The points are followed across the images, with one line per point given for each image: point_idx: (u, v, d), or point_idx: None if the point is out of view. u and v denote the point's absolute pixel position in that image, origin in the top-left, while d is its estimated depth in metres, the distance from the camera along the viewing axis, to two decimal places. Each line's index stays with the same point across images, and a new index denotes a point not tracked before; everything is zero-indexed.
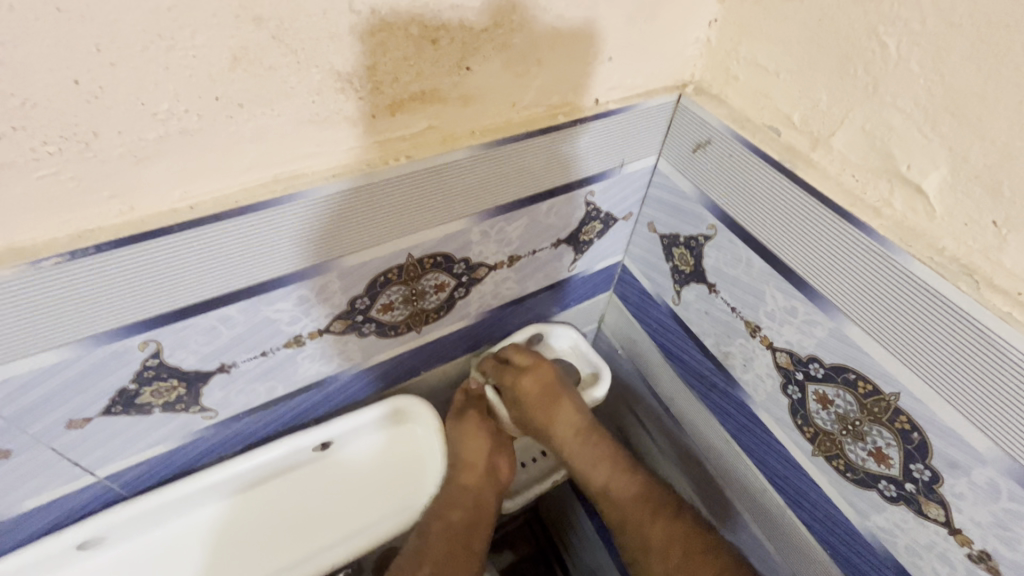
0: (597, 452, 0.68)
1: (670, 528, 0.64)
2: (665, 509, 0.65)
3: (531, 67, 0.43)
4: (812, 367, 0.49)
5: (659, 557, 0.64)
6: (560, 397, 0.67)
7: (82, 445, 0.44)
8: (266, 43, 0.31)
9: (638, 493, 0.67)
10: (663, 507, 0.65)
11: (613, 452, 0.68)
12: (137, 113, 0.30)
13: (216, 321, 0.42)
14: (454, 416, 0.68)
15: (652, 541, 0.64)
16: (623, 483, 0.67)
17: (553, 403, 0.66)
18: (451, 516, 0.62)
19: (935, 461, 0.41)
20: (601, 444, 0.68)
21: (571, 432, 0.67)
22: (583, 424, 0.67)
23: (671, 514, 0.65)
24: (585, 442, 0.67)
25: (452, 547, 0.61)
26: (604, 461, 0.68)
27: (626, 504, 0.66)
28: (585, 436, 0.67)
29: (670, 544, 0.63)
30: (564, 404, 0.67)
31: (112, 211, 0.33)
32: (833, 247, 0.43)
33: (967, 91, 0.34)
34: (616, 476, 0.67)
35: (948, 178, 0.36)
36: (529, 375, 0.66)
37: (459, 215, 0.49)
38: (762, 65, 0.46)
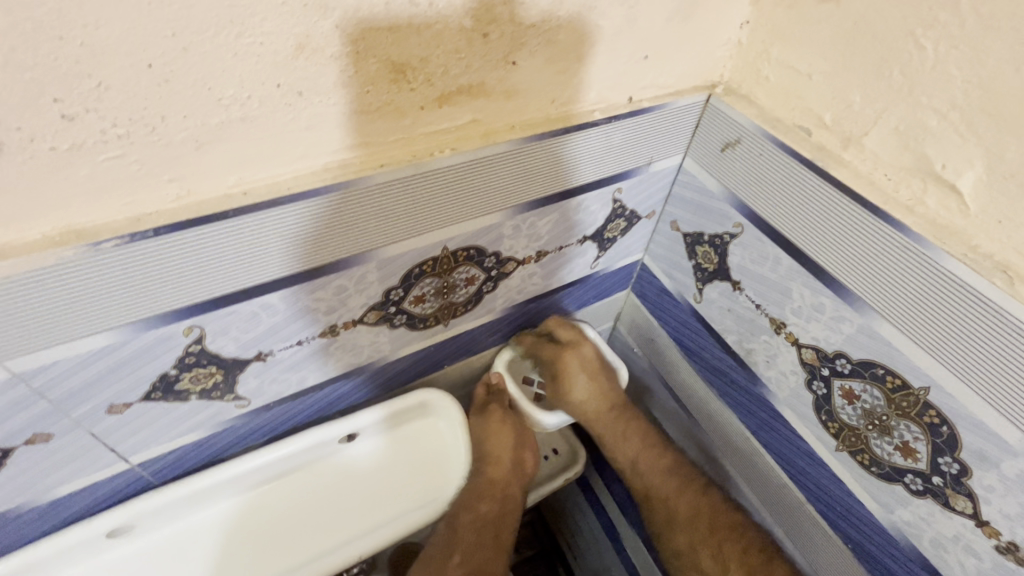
0: (629, 428, 0.73)
1: (700, 500, 0.68)
2: (695, 482, 0.69)
3: (572, 63, 0.44)
4: (839, 362, 0.50)
5: (684, 529, 0.68)
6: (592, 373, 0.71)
7: (120, 431, 0.45)
8: (328, 32, 0.32)
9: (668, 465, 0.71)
10: (695, 480, 0.69)
11: (645, 428, 0.73)
12: (201, 98, 0.31)
13: (259, 308, 0.43)
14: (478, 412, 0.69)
15: (679, 510, 0.68)
16: (652, 459, 0.71)
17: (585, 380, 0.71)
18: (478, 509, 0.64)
19: (964, 454, 0.42)
20: (634, 421, 0.73)
21: (601, 406, 0.72)
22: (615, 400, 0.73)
23: (699, 490, 0.68)
24: (615, 416, 0.72)
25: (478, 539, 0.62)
26: (637, 435, 0.73)
27: (654, 476, 0.71)
28: (618, 411, 0.73)
29: (698, 511, 0.67)
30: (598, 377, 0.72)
31: (170, 195, 0.34)
32: (865, 244, 0.44)
33: (1006, 93, 0.35)
34: (646, 451, 0.72)
35: (983, 177, 0.37)
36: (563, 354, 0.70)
37: (494, 208, 0.50)
38: (794, 66, 0.47)
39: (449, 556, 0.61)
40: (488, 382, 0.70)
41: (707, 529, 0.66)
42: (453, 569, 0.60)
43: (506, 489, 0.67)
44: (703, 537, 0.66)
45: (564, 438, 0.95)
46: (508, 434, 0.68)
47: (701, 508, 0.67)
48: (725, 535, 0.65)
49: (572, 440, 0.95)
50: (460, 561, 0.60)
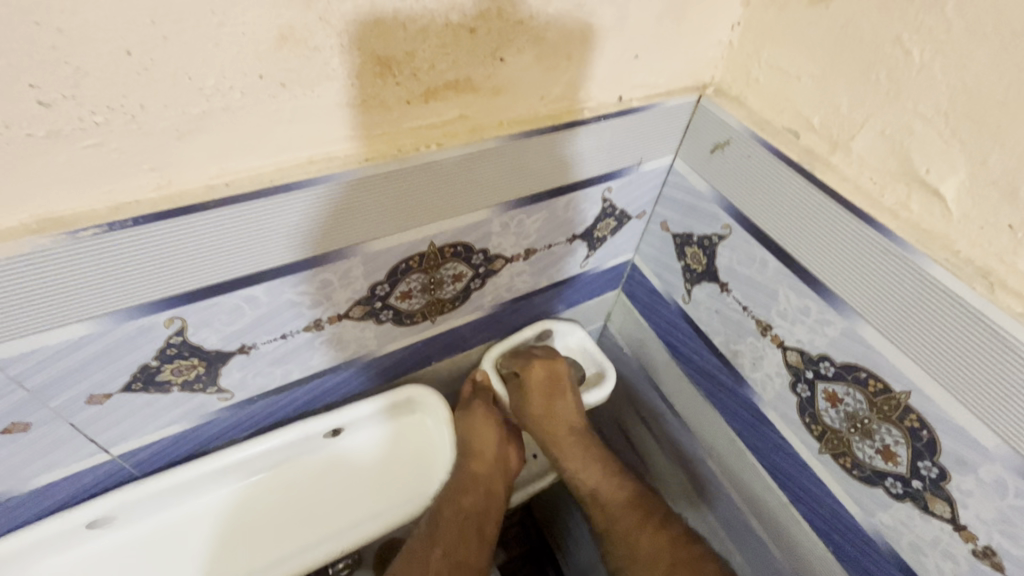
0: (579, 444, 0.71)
1: (657, 537, 0.65)
2: (653, 517, 0.67)
3: (561, 61, 0.44)
4: (823, 365, 0.50)
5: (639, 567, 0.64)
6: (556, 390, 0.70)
7: (100, 422, 0.44)
8: (312, 23, 0.32)
9: (626, 498, 0.69)
10: (655, 512, 0.68)
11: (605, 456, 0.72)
12: (183, 87, 0.31)
13: (242, 300, 0.43)
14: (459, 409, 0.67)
15: (641, 549, 0.65)
16: (611, 485, 0.70)
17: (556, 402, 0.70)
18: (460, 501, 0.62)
19: (943, 458, 0.42)
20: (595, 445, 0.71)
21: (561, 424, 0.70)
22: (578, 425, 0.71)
23: (655, 527, 0.66)
24: (577, 438, 0.71)
25: (461, 533, 0.60)
26: (597, 461, 0.71)
27: (617, 504, 0.69)
28: (579, 435, 0.71)
29: (659, 554, 0.64)
30: (574, 398, 0.71)
31: (150, 184, 0.33)
32: (849, 247, 0.45)
33: (989, 99, 0.35)
34: (606, 479, 0.70)
35: (966, 183, 0.38)
36: (540, 363, 0.69)
37: (482, 205, 0.50)
38: (783, 69, 0.47)
39: (422, 552, 0.58)
40: (474, 378, 0.70)
41: (666, 571, 0.62)
42: (436, 561, 0.57)
43: (489, 484, 0.66)
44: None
45: None
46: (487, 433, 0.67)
47: (661, 550, 0.64)
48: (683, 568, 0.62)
49: None
50: (437, 554, 0.58)
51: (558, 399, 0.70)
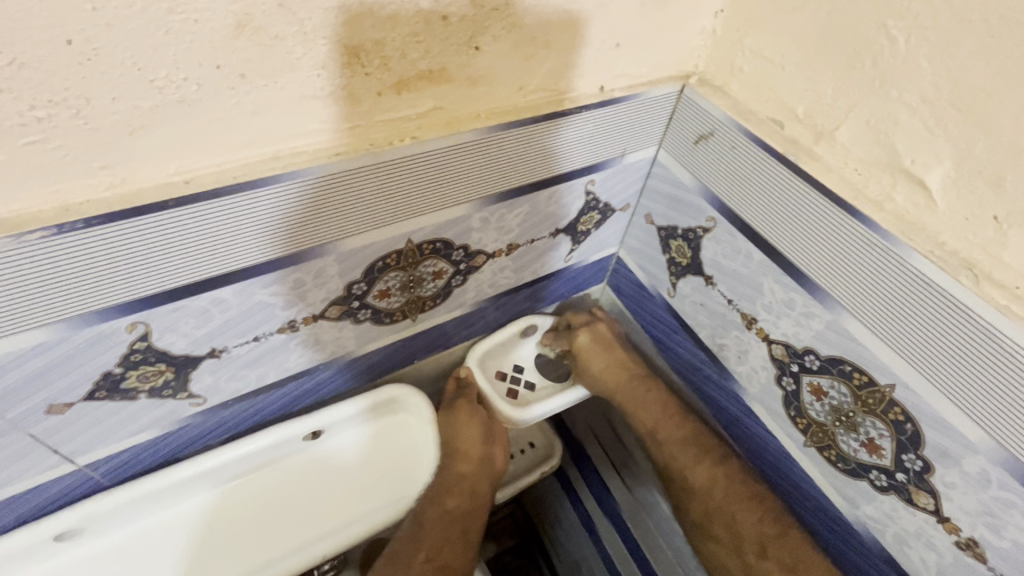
0: (649, 399, 0.68)
1: (715, 469, 0.61)
2: (711, 450, 0.63)
3: (540, 49, 0.42)
4: (808, 359, 0.50)
5: (699, 498, 0.62)
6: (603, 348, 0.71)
7: (62, 432, 0.42)
8: (272, 10, 0.30)
9: (686, 436, 0.65)
10: (711, 449, 0.63)
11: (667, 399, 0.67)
12: (133, 79, 0.28)
13: (209, 303, 0.41)
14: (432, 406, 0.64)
15: (695, 482, 0.62)
16: (669, 426, 0.66)
17: (597, 358, 0.71)
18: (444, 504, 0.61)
19: (927, 451, 0.42)
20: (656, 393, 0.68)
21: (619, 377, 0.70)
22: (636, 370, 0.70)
23: (716, 457, 0.62)
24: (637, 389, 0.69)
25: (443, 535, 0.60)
26: (657, 407, 0.67)
27: (676, 434, 0.65)
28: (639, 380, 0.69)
29: (712, 483, 0.61)
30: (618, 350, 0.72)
31: (102, 182, 0.31)
32: (833, 240, 0.44)
33: (974, 87, 0.34)
34: (663, 421, 0.66)
35: (951, 173, 0.37)
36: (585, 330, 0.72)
37: (460, 200, 0.48)
38: (767, 58, 0.45)
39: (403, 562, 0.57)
40: (458, 376, 0.69)
41: (718, 501, 0.60)
42: (419, 567, 0.57)
43: (474, 485, 0.65)
44: (716, 504, 0.60)
45: (541, 432, 0.95)
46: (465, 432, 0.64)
47: (716, 476, 0.61)
48: (739, 500, 0.59)
49: (549, 435, 0.95)
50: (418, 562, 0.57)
51: (592, 357, 0.71)
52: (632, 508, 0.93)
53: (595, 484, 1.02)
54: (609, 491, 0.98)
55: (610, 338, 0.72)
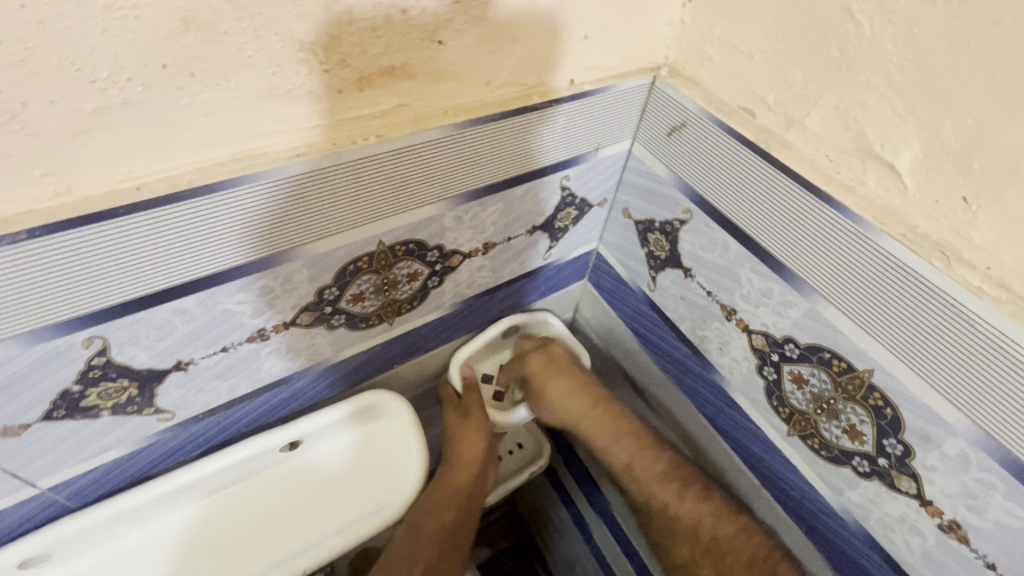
0: (622, 428, 0.68)
1: (700, 507, 0.61)
2: (694, 486, 0.62)
3: (506, 43, 0.41)
4: (788, 347, 0.50)
5: (686, 537, 0.61)
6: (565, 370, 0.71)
7: (20, 455, 0.40)
8: (217, 5, 0.28)
9: (663, 471, 0.64)
10: (693, 481, 0.63)
11: (638, 427, 0.67)
12: (71, 79, 0.27)
13: (171, 314, 0.39)
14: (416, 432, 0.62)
15: (679, 520, 0.62)
16: (645, 460, 0.65)
17: (557, 383, 0.71)
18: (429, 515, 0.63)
19: (907, 435, 0.42)
20: (623, 417, 0.68)
21: (584, 406, 0.70)
22: (597, 393, 0.70)
23: (699, 497, 0.61)
24: (603, 415, 0.69)
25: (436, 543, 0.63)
26: (629, 435, 0.67)
27: (654, 471, 0.65)
28: (602, 407, 0.69)
29: (700, 523, 0.60)
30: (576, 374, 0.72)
31: (46, 191, 0.30)
32: (808, 227, 0.44)
33: (938, 69, 0.34)
34: (640, 453, 0.66)
35: (920, 156, 0.37)
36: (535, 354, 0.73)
37: (430, 200, 0.47)
38: (736, 46, 0.45)
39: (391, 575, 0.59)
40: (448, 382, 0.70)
41: (709, 541, 0.59)
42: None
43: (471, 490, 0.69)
44: (706, 545, 0.60)
45: (529, 432, 0.94)
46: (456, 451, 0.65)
47: (703, 515, 0.60)
48: (727, 542, 0.59)
49: (537, 436, 0.94)
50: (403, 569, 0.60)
51: (550, 382, 0.71)
52: (623, 505, 0.92)
53: (586, 482, 1.01)
54: (599, 488, 0.98)
55: (567, 363, 0.72)
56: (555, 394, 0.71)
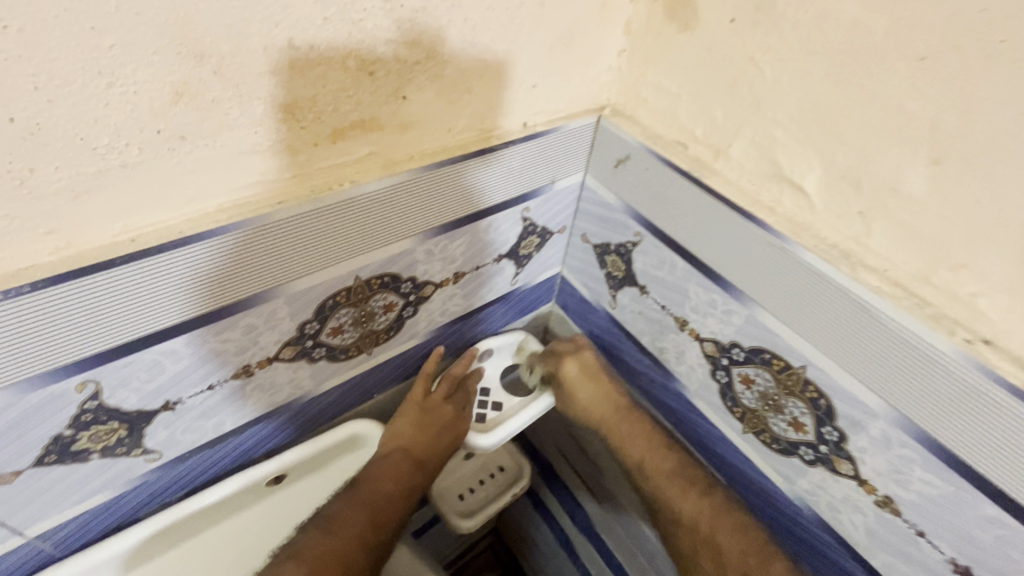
0: (635, 428, 0.66)
1: (701, 503, 0.60)
2: (699, 482, 0.61)
3: (463, 94, 0.47)
4: (735, 351, 0.55)
5: (686, 533, 0.60)
6: (591, 376, 0.70)
7: (9, 503, 0.41)
8: (206, 77, 0.32)
9: (672, 467, 0.63)
10: (696, 480, 0.61)
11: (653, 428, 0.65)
12: (75, 148, 0.30)
13: (160, 355, 0.42)
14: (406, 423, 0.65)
15: (680, 514, 0.60)
16: (657, 455, 0.64)
17: (583, 387, 0.70)
18: (385, 516, 0.58)
19: (840, 422, 0.48)
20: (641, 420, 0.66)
21: (607, 408, 0.68)
22: (622, 400, 0.68)
23: (702, 491, 0.60)
24: (625, 417, 0.67)
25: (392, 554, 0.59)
26: (643, 436, 0.65)
27: (664, 467, 0.63)
28: (626, 410, 0.67)
29: (700, 518, 0.59)
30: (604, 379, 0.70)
31: (48, 248, 0.33)
32: (739, 243, 0.50)
33: (827, 106, 0.41)
34: (651, 450, 0.64)
35: (822, 179, 0.43)
36: (571, 360, 0.71)
37: (401, 236, 0.51)
38: (667, 89, 0.52)
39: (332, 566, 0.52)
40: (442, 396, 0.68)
41: (705, 535, 0.58)
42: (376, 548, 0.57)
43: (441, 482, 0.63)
44: (700, 538, 0.59)
45: (507, 454, 0.97)
46: (441, 429, 0.66)
47: (703, 512, 0.59)
48: (726, 532, 0.58)
49: (517, 457, 0.96)
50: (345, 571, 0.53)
51: (580, 388, 0.70)
52: (603, 519, 0.94)
53: (567, 501, 1.03)
54: (580, 504, 1.00)
55: (600, 369, 0.70)
56: (583, 398, 0.70)
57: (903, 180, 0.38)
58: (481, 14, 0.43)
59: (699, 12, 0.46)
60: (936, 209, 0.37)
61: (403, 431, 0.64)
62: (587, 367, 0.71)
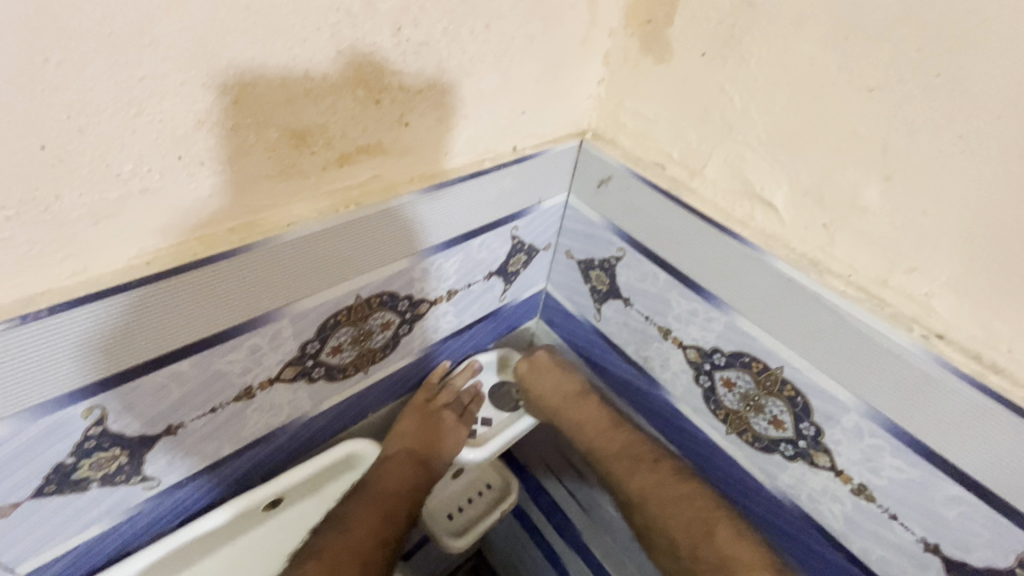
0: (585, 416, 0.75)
1: (645, 477, 0.69)
2: (645, 458, 0.70)
3: (460, 120, 0.49)
4: (716, 356, 0.59)
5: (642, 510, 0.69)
6: (540, 372, 0.78)
7: (3, 538, 0.40)
8: (227, 107, 0.34)
9: (619, 446, 0.72)
10: (643, 457, 0.70)
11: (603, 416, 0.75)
12: (100, 174, 0.31)
13: (166, 378, 0.42)
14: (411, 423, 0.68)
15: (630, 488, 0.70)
16: (612, 440, 0.73)
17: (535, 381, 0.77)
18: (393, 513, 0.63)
19: (817, 417, 0.51)
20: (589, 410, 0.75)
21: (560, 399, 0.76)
22: (572, 391, 0.76)
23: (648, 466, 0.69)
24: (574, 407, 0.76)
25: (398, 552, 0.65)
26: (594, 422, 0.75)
27: (612, 448, 0.73)
28: (575, 401, 0.76)
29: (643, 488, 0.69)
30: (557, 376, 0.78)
31: (65, 272, 0.33)
32: (717, 255, 0.54)
33: (791, 131, 0.45)
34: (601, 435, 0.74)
35: (789, 195, 0.48)
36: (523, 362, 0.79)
37: (400, 255, 0.53)
38: (645, 115, 0.56)
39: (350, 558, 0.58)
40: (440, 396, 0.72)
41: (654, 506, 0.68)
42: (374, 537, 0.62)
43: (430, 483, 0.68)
44: (654, 510, 0.68)
45: (497, 472, 0.97)
46: (439, 433, 0.70)
47: (650, 486, 0.68)
48: (672, 502, 0.66)
49: (505, 474, 0.97)
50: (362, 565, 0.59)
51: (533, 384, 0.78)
52: (591, 530, 0.96)
53: (554, 516, 1.04)
54: (566, 517, 1.01)
55: (550, 367, 0.78)
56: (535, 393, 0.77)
57: (861, 195, 0.43)
58: (477, 47, 0.46)
59: (673, 47, 0.51)
60: (890, 220, 0.42)
61: (406, 431, 0.68)
62: (538, 366, 0.78)
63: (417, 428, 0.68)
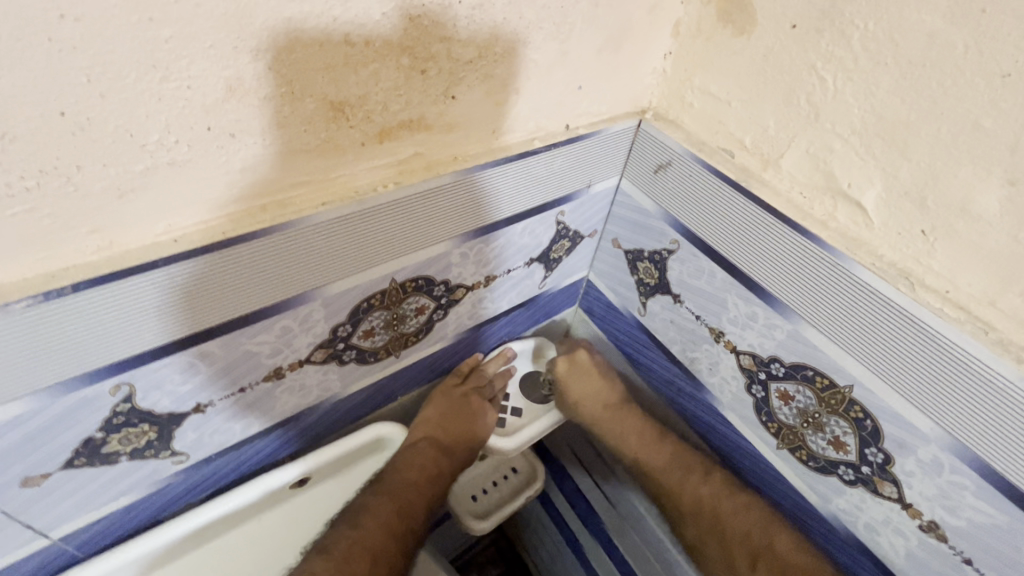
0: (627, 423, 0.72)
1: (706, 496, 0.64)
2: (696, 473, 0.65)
3: (511, 95, 0.45)
4: (774, 366, 0.54)
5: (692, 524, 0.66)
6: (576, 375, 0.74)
7: (38, 504, 0.41)
8: (261, 73, 0.31)
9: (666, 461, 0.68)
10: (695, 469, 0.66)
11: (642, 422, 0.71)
12: (125, 146, 0.29)
13: (194, 357, 0.40)
14: (438, 413, 0.67)
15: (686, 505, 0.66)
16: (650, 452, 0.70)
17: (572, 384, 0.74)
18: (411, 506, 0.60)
19: (886, 444, 0.47)
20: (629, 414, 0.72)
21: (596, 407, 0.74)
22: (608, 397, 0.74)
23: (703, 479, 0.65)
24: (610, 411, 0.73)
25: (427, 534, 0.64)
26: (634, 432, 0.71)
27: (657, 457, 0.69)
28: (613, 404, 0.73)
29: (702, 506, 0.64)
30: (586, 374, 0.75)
31: (90, 247, 0.31)
32: (788, 257, 0.48)
33: (894, 119, 0.39)
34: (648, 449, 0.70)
35: (882, 195, 0.42)
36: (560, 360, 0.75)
37: (439, 238, 0.50)
38: (714, 94, 0.50)
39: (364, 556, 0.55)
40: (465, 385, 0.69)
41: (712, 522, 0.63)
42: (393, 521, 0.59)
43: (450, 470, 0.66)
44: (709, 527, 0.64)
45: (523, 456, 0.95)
46: (467, 420, 0.67)
47: (702, 500, 0.64)
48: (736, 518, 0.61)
49: (531, 458, 0.95)
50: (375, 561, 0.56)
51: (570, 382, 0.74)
52: (616, 521, 0.93)
53: (578, 505, 1.02)
54: (592, 508, 0.98)
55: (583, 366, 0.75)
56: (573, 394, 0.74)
57: (976, 201, 0.37)
58: (536, 12, 0.41)
59: (756, 16, 0.44)
60: (1010, 232, 0.36)
61: (431, 419, 0.66)
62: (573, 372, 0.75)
63: (444, 417, 0.67)
